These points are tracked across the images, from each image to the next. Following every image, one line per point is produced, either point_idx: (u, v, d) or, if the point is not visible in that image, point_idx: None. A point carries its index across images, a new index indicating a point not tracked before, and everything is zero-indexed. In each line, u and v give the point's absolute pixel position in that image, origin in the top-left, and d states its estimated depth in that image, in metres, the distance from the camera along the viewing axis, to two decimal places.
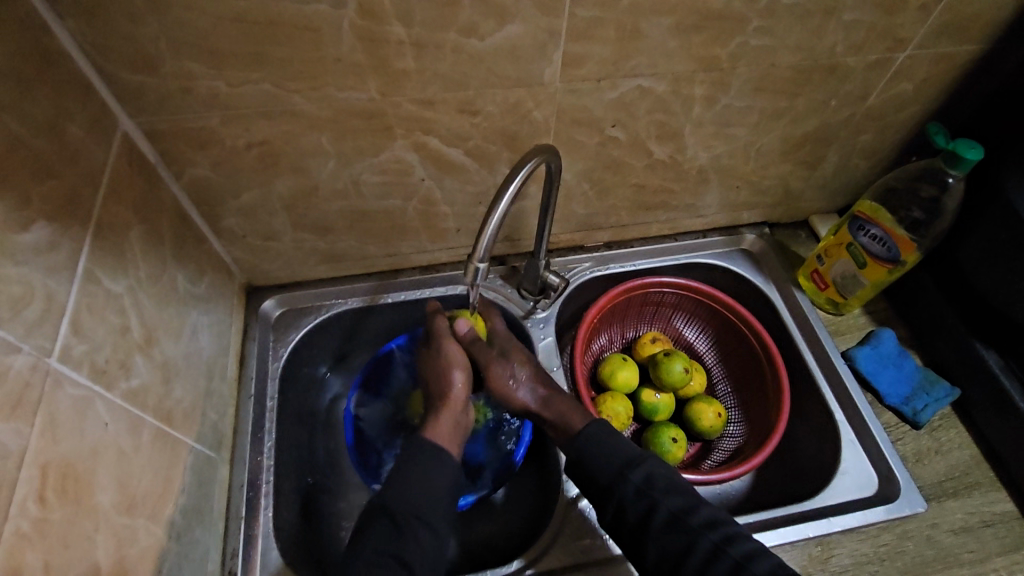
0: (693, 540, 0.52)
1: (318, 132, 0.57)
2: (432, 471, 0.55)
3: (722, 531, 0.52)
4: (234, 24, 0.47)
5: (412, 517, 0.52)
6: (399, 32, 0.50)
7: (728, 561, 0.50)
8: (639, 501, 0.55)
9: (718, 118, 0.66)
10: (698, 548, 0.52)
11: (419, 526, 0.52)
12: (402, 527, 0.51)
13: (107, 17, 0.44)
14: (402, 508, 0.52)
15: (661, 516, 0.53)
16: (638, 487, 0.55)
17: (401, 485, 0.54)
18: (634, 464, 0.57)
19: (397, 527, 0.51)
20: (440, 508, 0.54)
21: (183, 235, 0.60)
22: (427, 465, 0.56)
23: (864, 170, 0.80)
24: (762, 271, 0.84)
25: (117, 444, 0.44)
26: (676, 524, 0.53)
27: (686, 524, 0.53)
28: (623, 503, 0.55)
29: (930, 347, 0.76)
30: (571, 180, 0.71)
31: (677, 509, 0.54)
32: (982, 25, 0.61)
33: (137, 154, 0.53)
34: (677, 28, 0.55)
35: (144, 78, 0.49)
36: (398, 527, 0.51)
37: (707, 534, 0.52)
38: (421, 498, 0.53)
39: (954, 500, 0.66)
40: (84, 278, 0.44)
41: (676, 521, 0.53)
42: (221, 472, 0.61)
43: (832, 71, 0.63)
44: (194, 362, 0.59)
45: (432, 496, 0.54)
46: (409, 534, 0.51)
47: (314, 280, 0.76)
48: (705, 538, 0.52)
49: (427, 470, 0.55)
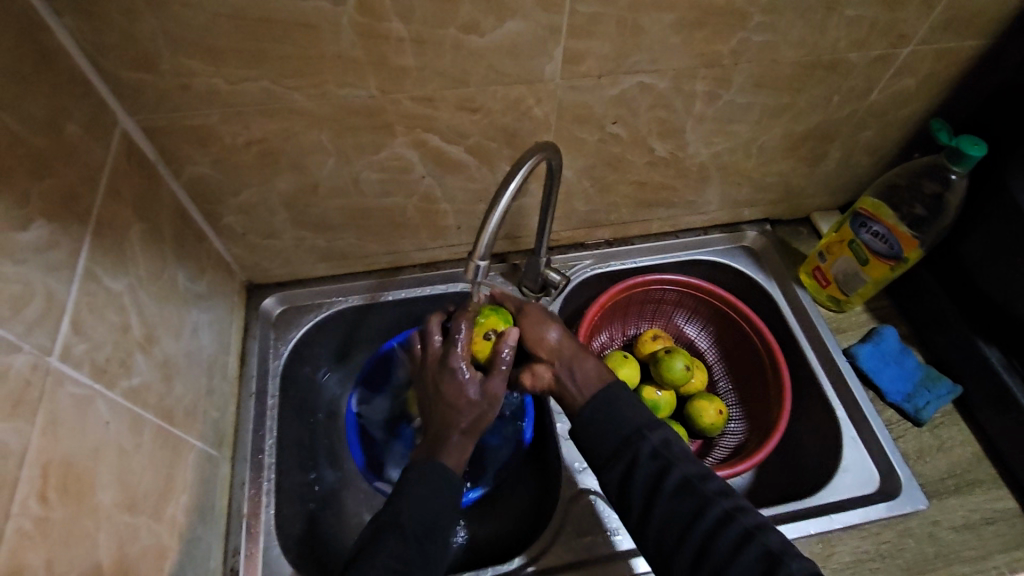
0: (704, 504, 0.52)
1: (317, 130, 0.57)
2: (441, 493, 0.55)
3: (734, 499, 0.53)
4: (233, 21, 0.46)
5: (420, 536, 0.52)
6: (399, 29, 0.49)
7: (739, 526, 0.50)
8: (654, 462, 0.55)
9: (720, 114, 0.66)
10: (708, 512, 0.52)
11: (426, 545, 0.52)
12: (411, 545, 0.51)
13: (105, 14, 0.44)
14: (411, 527, 0.52)
15: (675, 477, 0.54)
16: (655, 449, 0.55)
17: (410, 503, 0.53)
18: (650, 428, 0.57)
19: (403, 535, 0.51)
20: (445, 531, 0.54)
21: (183, 233, 0.60)
22: (438, 491, 0.55)
23: (866, 167, 0.79)
24: (763, 268, 0.84)
25: (118, 443, 0.44)
26: (686, 488, 0.53)
27: (697, 490, 0.53)
28: (636, 461, 0.55)
29: (931, 344, 0.76)
30: (571, 177, 0.70)
31: (691, 475, 0.54)
32: (986, 20, 0.61)
33: (136, 152, 0.53)
34: (679, 24, 0.54)
35: (142, 75, 0.49)
36: (404, 542, 0.51)
37: (719, 500, 0.52)
38: (429, 518, 0.53)
39: (955, 497, 0.66)
40: (84, 277, 0.43)
41: (688, 485, 0.53)
42: (223, 469, 0.62)
43: (834, 67, 0.63)
44: (194, 360, 0.59)
45: (439, 513, 0.54)
46: (418, 550, 0.51)
47: (314, 277, 0.76)
48: (717, 503, 0.52)
49: (437, 496, 0.55)
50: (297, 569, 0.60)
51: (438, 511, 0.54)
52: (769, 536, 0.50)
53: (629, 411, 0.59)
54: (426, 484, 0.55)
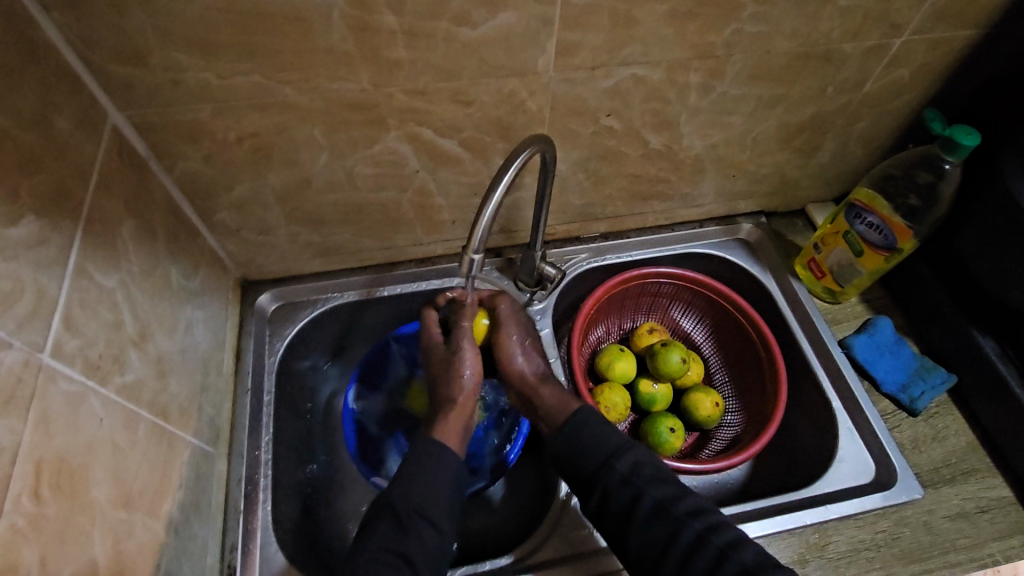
0: (677, 530, 0.52)
1: (310, 125, 0.56)
2: (436, 470, 0.55)
3: (707, 519, 0.53)
4: (224, 14, 0.46)
5: (415, 513, 0.52)
6: (391, 22, 0.49)
7: (712, 549, 0.51)
8: (625, 490, 0.55)
9: (714, 106, 0.66)
10: (682, 537, 0.52)
11: (424, 521, 0.52)
12: (405, 522, 0.51)
13: (92, 8, 0.44)
14: (404, 506, 0.52)
15: (647, 503, 0.54)
16: (623, 477, 0.55)
17: (405, 481, 0.54)
18: (619, 453, 0.57)
19: (403, 521, 0.52)
20: (443, 504, 0.54)
21: (176, 229, 0.59)
22: (434, 467, 0.55)
23: (860, 158, 0.79)
24: (759, 261, 0.84)
25: (112, 439, 0.44)
26: (661, 511, 0.53)
27: (671, 512, 0.53)
28: (608, 490, 0.55)
29: (925, 334, 0.76)
30: (566, 170, 0.70)
31: (663, 498, 0.54)
32: (980, 10, 0.61)
33: (127, 148, 0.52)
34: (672, 15, 0.54)
35: (132, 70, 0.48)
36: (402, 520, 0.52)
37: (691, 523, 0.52)
38: (426, 494, 0.53)
39: (950, 487, 0.66)
40: (75, 273, 0.43)
41: (660, 510, 0.53)
42: (219, 466, 0.61)
43: (828, 58, 0.63)
44: (189, 357, 0.59)
45: (424, 488, 0.53)
46: (414, 530, 0.51)
47: (310, 274, 0.76)
48: (688, 527, 0.52)
49: (433, 472, 0.55)
50: (294, 565, 0.60)
51: (436, 488, 0.54)
52: (740, 557, 0.50)
53: (604, 429, 0.59)
54: (422, 463, 0.55)
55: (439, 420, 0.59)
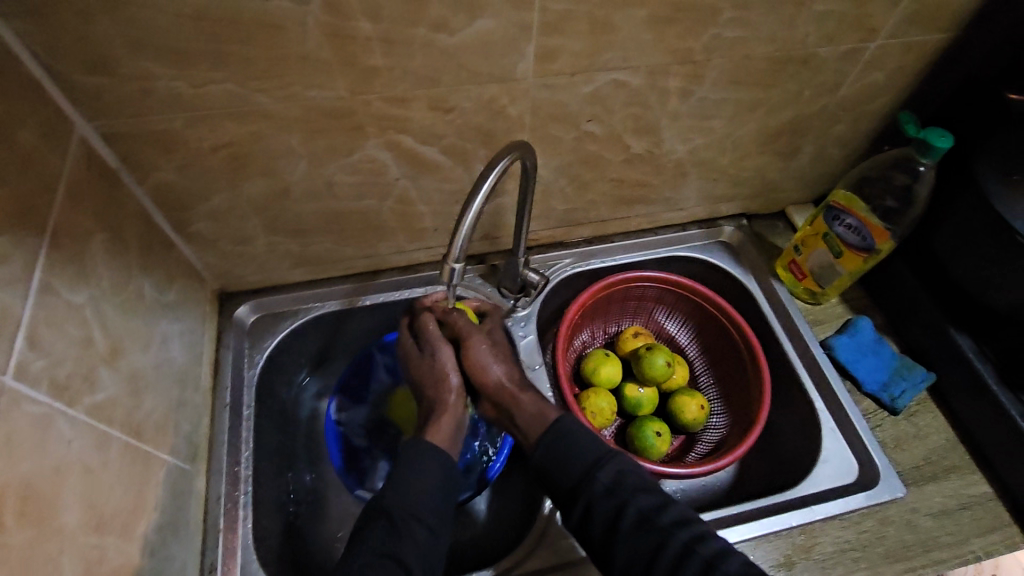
0: (662, 541, 0.52)
1: (286, 133, 0.55)
2: (430, 472, 0.54)
3: (692, 530, 0.53)
4: (194, 22, 0.45)
5: (408, 516, 0.51)
6: (367, 29, 0.48)
7: (699, 558, 0.50)
8: (610, 500, 0.54)
9: (694, 110, 0.66)
10: (668, 547, 0.52)
11: (417, 524, 0.51)
12: (399, 525, 0.50)
13: (55, 16, 0.42)
14: (397, 510, 0.51)
15: (630, 516, 0.53)
16: (608, 486, 0.55)
17: (397, 485, 0.53)
18: (603, 461, 0.57)
19: (396, 528, 0.50)
20: (435, 508, 0.52)
21: (149, 241, 0.58)
22: (426, 469, 0.54)
23: (838, 160, 0.80)
24: (741, 263, 0.85)
25: (82, 461, 0.42)
26: (646, 522, 0.53)
27: (655, 522, 0.53)
28: (592, 501, 0.55)
29: (905, 333, 0.77)
30: (548, 176, 0.70)
31: (647, 508, 0.54)
32: (951, 14, 0.62)
33: (96, 159, 0.51)
34: (650, 20, 0.54)
35: (100, 80, 0.47)
36: (395, 525, 0.50)
37: (676, 533, 0.52)
38: (417, 498, 0.52)
39: (932, 484, 0.67)
40: (41, 291, 0.42)
41: (645, 521, 0.53)
42: (197, 484, 0.60)
43: (805, 62, 0.63)
44: (164, 372, 0.57)
45: (413, 493, 0.52)
46: (406, 534, 0.50)
47: (289, 283, 0.75)
48: (674, 538, 0.52)
49: (424, 475, 0.54)
50: None
51: (428, 491, 0.53)
52: (727, 565, 0.50)
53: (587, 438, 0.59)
54: (413, 465, 0.54)
55: (432, 424, 0.58)
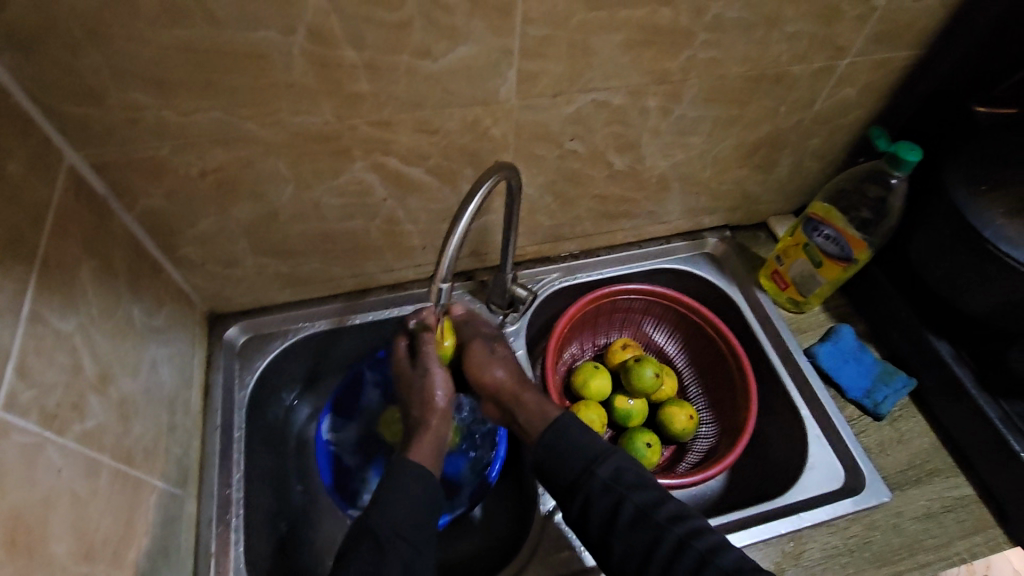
0: (659, 536, 0.53)
1: (274, 158, 0.56)
2: (413, 492, 0.54)
3: (688, 524, 0.53)
4: (181, 53, 0.46)
5: (393, 536, 0.51)
6: (351, 56, 0.50)
7: (693, 553, 0.51)
8: (606, 496, 0.55)
9: (674, 128, 0.68)
10: (664, 542, 0.52)
11: (402, 544, 0.51)
12: (382, 547, 0.50)
13: (44, 51, 0.43)
14: (382, 529, 0.51)
15: (628, 511, 0.54)
16: (605, 483, 0.55)
17: (382, 505, 0.53)
18: (603, 457, 0.57)
19: (382, 547, 0.50)
20: (422, 528, 0.53)
21: (138, 266, 0.58)
22: (410, 490, 0.54)
23: (816, 172, 0.83)
24: (725, 273, 0.86)
25: (71, 490, 0.42)
26: (643, 518, 0.54)
27: (653, 518, 0.54)
28: (590, 496, 0.55)
29: (886, 339, 0.79)
30: (533, 193, 0.71)
31: (644, 504, 0.54)
32: (916, 32, 0.64)
33: (85, 188, 0.52)
34: (627, 44, 0.56)
35: (88, 111, 0.48)
36: (382, 547, 0.50)
37: (672, 528, 0.53)
38: (402, 517, 0.52)
39: (916, 488, 0.68)
40: (30, 321, 0.42)
41: (642, 517, 0.54)
42: (188, 508, 0.60)
43: (778, 80, 0.65)
44: (154, 397, 0.58)
45: (400, 507, 0.53)
46: (392, 554, 0.50)
47: (279, 304, 0.75)
48: (670, 533, 0.53)
49: (408, 496, 0.54)
50: None
51: (413, 511, 0.53)
52: (720, 561, 0.51)
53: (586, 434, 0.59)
54: (396, 484, 0.54)
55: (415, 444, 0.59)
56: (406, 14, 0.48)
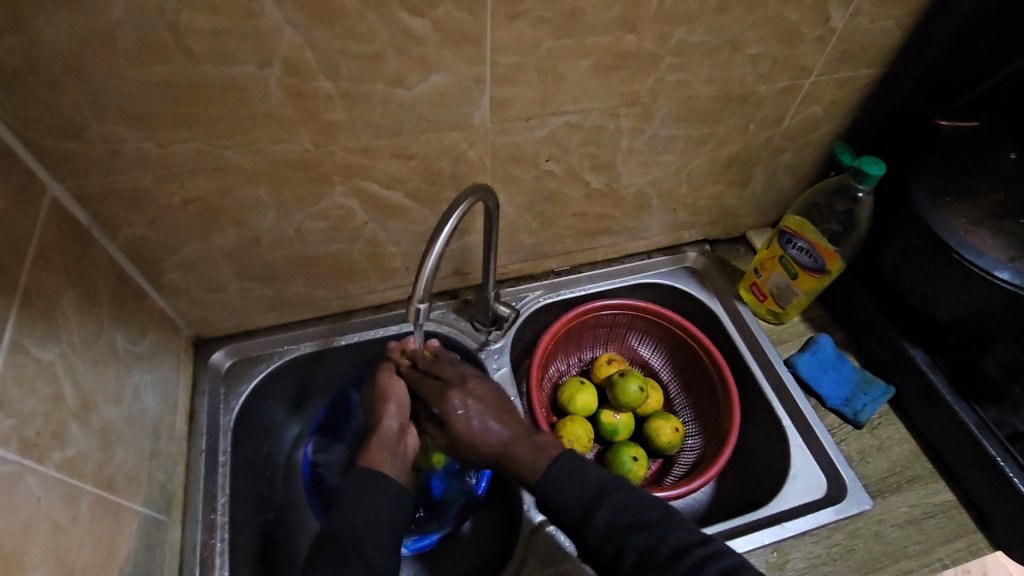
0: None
1: (255, 186, 0.58)
2: (376, 496, 0.54)
3: (686, 560, 0.49)
4: (161, 88, 0.47)
5: (356, 540, 0.51)
6: (327, 87, 0.51)
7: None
8: (606, 545, 0.52)
9: (646, 147, 0.70)
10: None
11: (364, 548, 0.51)
12: (344, 549, 0.51)
13: (28, 89, 0.44)
14: (343, 533, 0.52)
15: (629, 557, 0.50)
16: (603, 531, 0.52)
17: (346, 510, 0.53)
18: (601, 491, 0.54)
19: (348, 551, 0.51)
20: (385, 531, 0.53)
21: (121, 293, 0.59)
22: (370, 494, 0.54)
23: (790, 186, 0.85)
24: (706, 287, 0.88)
25: (51, 518, 0.43)
26: (645, 563, 0.50)
27: (654, 559, 0.50)
28: (592, 544, 0.52)
29: (864, 348, 0.80)
30: (512, 213, 0.73)
31: (643, 545, 0.50)
32: (875, 52, 0.67)
33: (67, 218, 0.53)
34: (596, 69, 0.58)
35: (70, 144, 0.49)
36: (346, 550, 0.51)
37: (673, 569, 0.49)
38: (365, 522, 0.53)
39: (897, 495, 0.69)
40: (11, 350, 0.43)
41: (643, 560, 0.50)
42: (171, 534, 0.60)
43: (746, 99, 0.68)
44: (136, 424, 0.58)
45: (374, 519, 0.53)
46: (354, 557, 0.51)
47: (264, 327, 0.76)
48: (672, 574, 0.49)
49: (370, 499, 0.54)
50: None
51: (376, 514, 0.53)
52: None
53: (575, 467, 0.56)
54: (359, 490, 0.54)
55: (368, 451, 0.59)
56: (378, 46, 0.50)
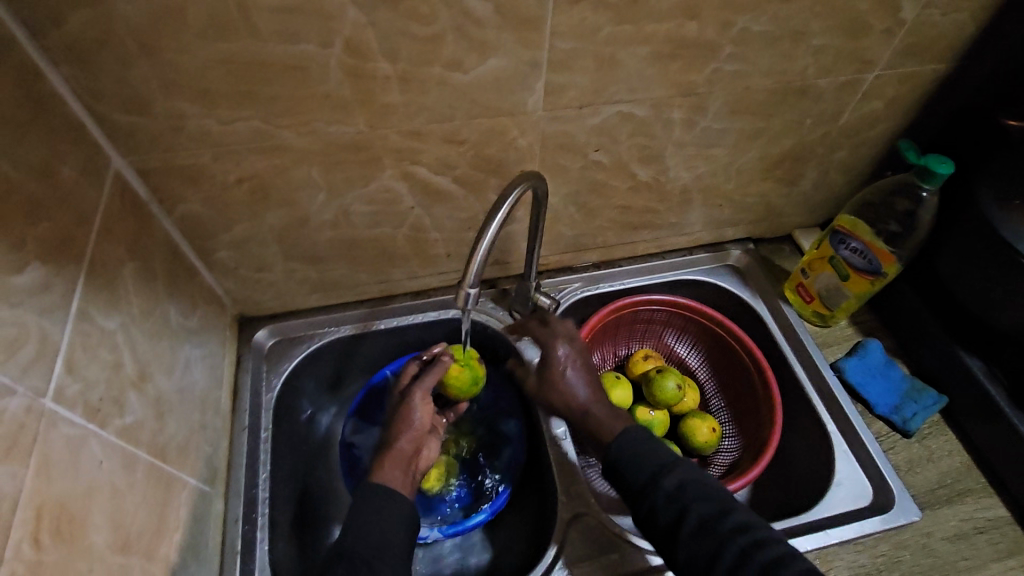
0: (719, 544, 0.49)
1: (307, 166, 0.58)
2: (388, 510, 0.55)
3: (749, 534, 0.49)
4: (225, 65, 0.48)
5: (370, 554, 0.50)
6: (385, 68, 0.51)
7: (752, 563, 0.47)
8: (669, 507, 0.52)
9: (698, 140, 0.68)
10: (726, 553, 0.48)
11: (379, 561, 0.50)
12: (358, 566, 0.49)
13: (99, 63, 0.45)
14: (357, 549, 0.51)
15: (691, 522, 0.51)
16: (668, 494, 0.53)
17: (360, 526, 0.53)
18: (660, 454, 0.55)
19: (359, 566, 0.49)
20: (398, 548, 0.52)
21: (175, 269, 0.60)
22: (383, 510, 0.54)
23: (842, 185, 0.82)
24: (749, 286, 0.86)
25: (111, 482, 0.44)
26: (706, 529, 0.50)
27: (716, 529, 0.50)
28: (653, 507, 0.53)
29: (914, 355, 0.77)
30: (557, 203, 0.72)
31: (708, 516, 0.51)
32: (944, 46, 0.64)
33: (129, 192, 0.54)
34: (653, 57, 0.57)
35: (136, 119, 0.50)
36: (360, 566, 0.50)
37: (735, 538, 0.49)
38: (377, 538, 0.52)
39: (947, 508, 0.67)
40: (78, 317, 0.44)
41: (704, 526, 0.50)
42: (216, 507, 0.61)
43: (804, 93, 0.66)
44: (187, 396, 0.59)
45: (390, 531, 0.53)
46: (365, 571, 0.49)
47: (305, 308, 0.77)
48: (733, 542, 0.49)
49: (382, 516, 0.54)
50: None
51: (386, 531, 0.53)
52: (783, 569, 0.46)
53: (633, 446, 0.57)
54: (374, 503, 0.55)
55: (384, 469, 0.59)
56: (439, 27, 0.49)
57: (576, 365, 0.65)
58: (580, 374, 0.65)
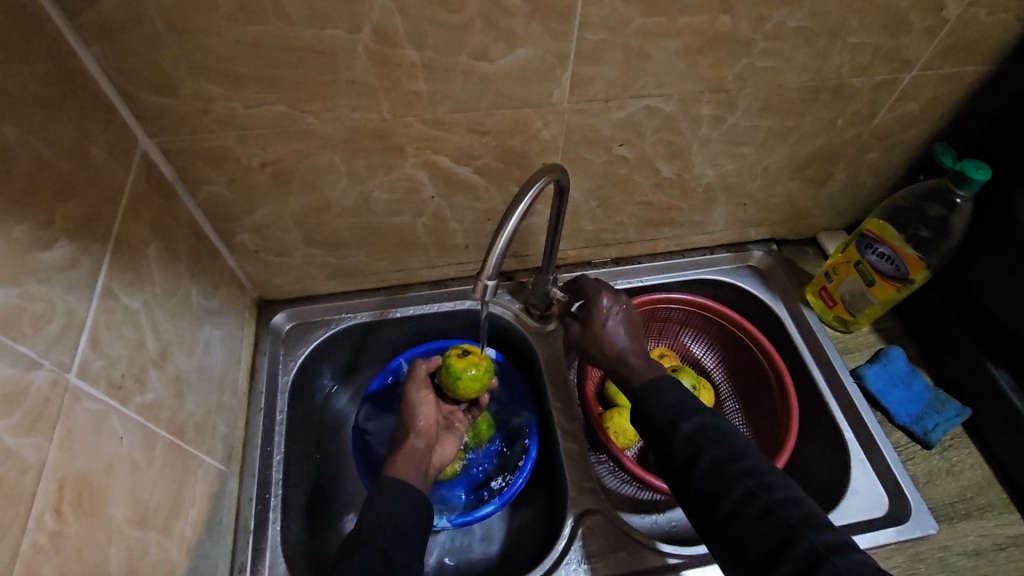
0: (728, 485, 0.50)
1: (330, 152, 0.58)
2: (405, 503, 0.55)
3: (757, 477, 0.50)
4: (253, 48, 0.48)
5: (377, 541, 0.51)
6: (411, 55, 0.51)
7: (757, 506, 0.48)
8: (686, 447, 0.53)
9: (725, 137, 0.67)
10: (733, 493, 0.49)
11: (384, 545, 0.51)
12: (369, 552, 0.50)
13: (130, 42, 0.46)
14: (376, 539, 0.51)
15: (706, 462, 0.51)
16: (688, 435, 0.53)
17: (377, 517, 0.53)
18: (680, 424, 0.54)
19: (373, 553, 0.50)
20: (413, 541, 0.54)
21: (198, 250, 0.61)
22: (399, 503, 0.55)
23: (871, 187, 0.80)
24: (770, 287, 0.84)
25: (131, 458, 0.45)
26: (719, 470, 0.51)
27: (728, 470, 0.51)
28: (670, 448, 0.54)
29: (939, 365, 0.76)
30: (579, 197, 0.72)
31: (721, 457, 0.51)
32: (988, 47, 0.62)
33: (155, 173, 0.54)
34: (684, 50, 0.56)
35: (164, 100, 0.50)
36: (371, 552, 0.50)
37: (744, 480, 0.50)
38: (393, 533, 0.53)
39: (966, 522, 0.65)
40: (103, 294, 0.45)
41: (718, 467, 0.51)
42: (231, 485, 0.62)
43: (838, 92, 0.64)
44: (205, 376, 0.60)
45: (402, 527, 0.54)
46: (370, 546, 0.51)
47: (323, 294, 0.77)
48: (741, 483, 0.50)
49: (400, 509, 0.55)
50: None
51: (401, 525, 0.54)
52: (785, 514, 0.47)
53: (655, 411, 0.56)
54: (390, 496, 0.55)
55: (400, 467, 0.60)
56: (468, 15, 0.49)
57: (618, 314, 0.65)
58: (622, 326, 0.64)
